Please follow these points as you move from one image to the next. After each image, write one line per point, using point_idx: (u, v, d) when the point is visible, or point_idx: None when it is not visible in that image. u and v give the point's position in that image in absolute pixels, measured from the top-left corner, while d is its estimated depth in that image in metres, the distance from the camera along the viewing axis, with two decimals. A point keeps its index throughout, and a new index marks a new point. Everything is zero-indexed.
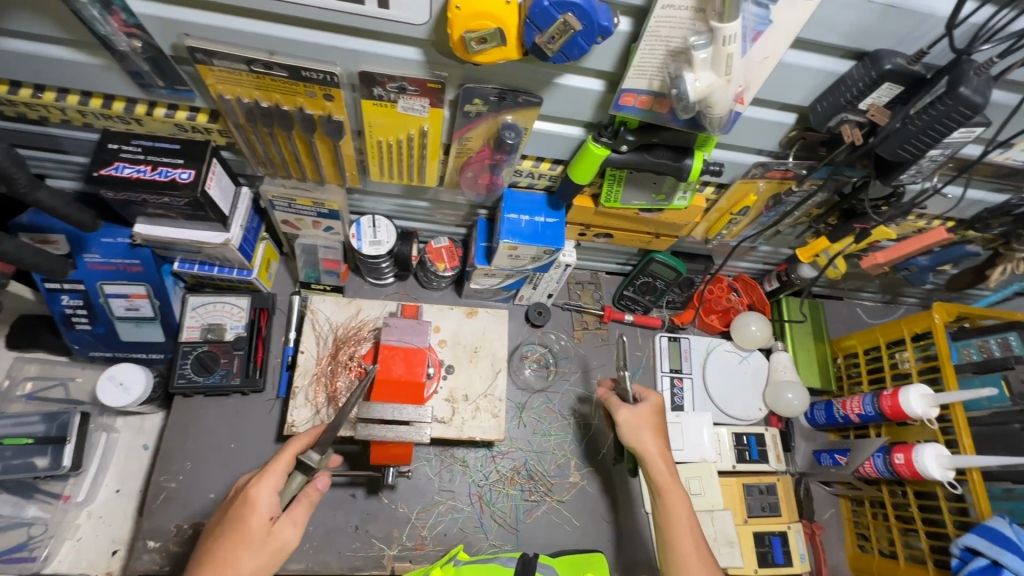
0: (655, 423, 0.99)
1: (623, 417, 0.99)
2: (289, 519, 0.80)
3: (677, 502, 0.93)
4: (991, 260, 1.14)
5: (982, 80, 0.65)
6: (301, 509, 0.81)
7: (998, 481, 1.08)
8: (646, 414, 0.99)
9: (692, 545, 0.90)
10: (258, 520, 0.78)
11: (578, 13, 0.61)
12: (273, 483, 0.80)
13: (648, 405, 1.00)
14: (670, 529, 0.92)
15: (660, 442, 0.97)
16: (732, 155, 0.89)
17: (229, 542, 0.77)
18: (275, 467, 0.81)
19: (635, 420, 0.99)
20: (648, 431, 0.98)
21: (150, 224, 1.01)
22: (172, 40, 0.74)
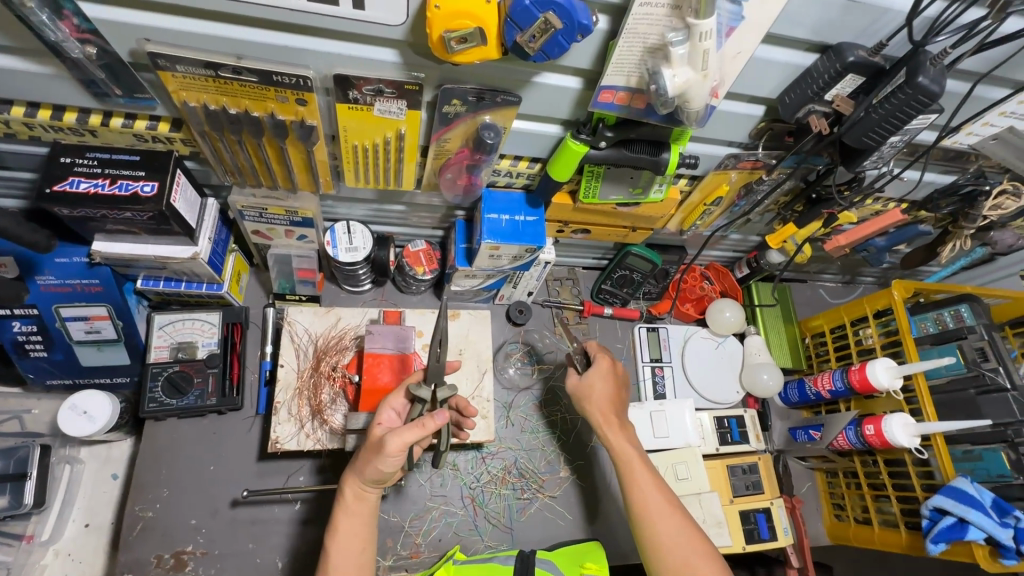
0: (603, 383, 1.06)
1: (573, 383, 1.08)
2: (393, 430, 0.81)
3: (622, 443, 0.99)
4: (942, 238, 1.21)
5: (937, 70, 0.69)
6: (409, 430, 0.80)
7: (958, 444, 1.15)
8: (592, 376, 1.07)
9: (647, 479, 0.95)
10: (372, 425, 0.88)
11: (559, 12, 0.61)
12: (395, 403, 0.92)
13: (597, 367, 1.08)
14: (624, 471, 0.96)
15: (605, 398, 1.05)
16: (705, 147, 0.92)
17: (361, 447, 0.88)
18: (401, 391, 0.93)
19: (583, 385, 1.07)
20: (595, 390, 1.06)
21: (109, 241, 0.96)
22: (130, 46, 0.70)
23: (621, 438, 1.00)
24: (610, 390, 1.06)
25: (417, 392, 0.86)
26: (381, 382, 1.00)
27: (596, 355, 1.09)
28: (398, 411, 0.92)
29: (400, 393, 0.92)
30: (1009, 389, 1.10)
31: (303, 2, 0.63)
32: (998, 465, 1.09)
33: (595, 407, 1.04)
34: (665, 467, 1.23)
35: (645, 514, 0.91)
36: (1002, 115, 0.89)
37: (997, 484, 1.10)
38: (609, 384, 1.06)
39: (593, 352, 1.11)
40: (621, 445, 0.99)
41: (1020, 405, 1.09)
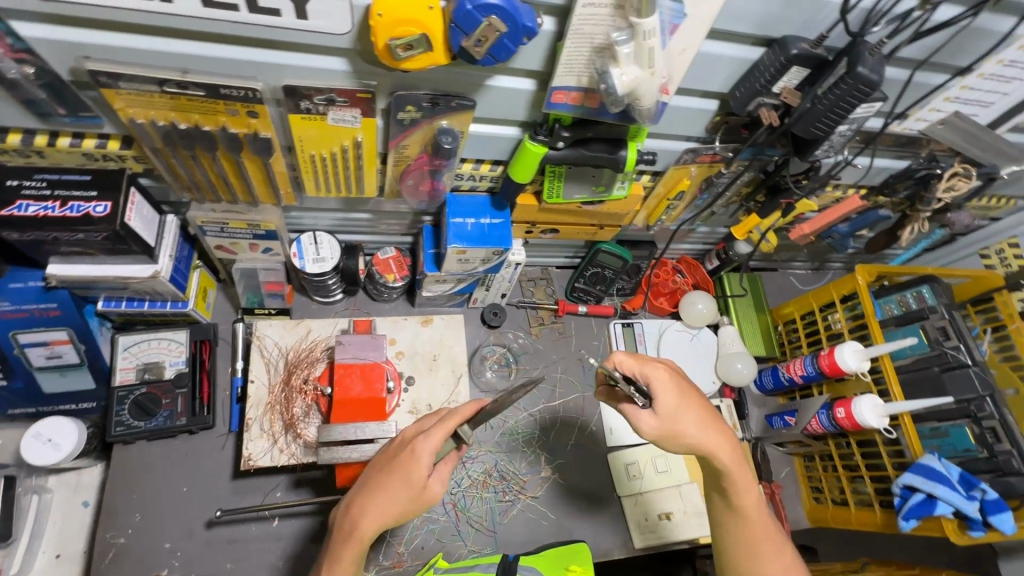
0: (681, 404, 0.82)
1: (649, 425, 0.82)
2: (438, 477, 0.82)
3: (722, 448, 0.82)
4: (901, 222, 1.24)
5: (876, 59, 0.71)
6: (447, 468, 0.83)
7: (925, 421, 1.18)
8: (665, 404, 0.82)
9: (752, 503, 0.85)
10: (418, 474, 0.78)
11: (501, 15, 0.61)
12: (434, 444, 0.79)
13: (661, 392, 0.82)
14: (731, 490, 0.85)
15: (696, 418, 0.82)
16: (663, 143, 0.93)
17: (395, 488, 0.78)
18: (441, 429, 0.79)
19: (662, 417, 0.82)
20: (678, 419, 0.81)
21: (65, 264, 0.93)
22: (70, 63, 0.68)
23: (723, 445, 0.83)
24: (689, 403, 0.82)
25: (464, 432, 0.82)
26: (355, 393, 0.99)
27: (649, 376, 0.82)
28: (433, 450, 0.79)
29: (438, 427, 0.79)
30: (970, 365, 1.13)
31: (245, 14, 0.62)
32: (963, 439, 1.13)
33: (691, 432, 0.81)
34: (644, 460, 1.25)
35: (750, 546, 0.86)
36: (949, 99, 0.92)
37: (964, 458, 1.13)
38: (682, 395, 0.83)
39: (640, 373, 0.83)
40: (729, 458, 0.83)
41: (982, 380, 1.12)
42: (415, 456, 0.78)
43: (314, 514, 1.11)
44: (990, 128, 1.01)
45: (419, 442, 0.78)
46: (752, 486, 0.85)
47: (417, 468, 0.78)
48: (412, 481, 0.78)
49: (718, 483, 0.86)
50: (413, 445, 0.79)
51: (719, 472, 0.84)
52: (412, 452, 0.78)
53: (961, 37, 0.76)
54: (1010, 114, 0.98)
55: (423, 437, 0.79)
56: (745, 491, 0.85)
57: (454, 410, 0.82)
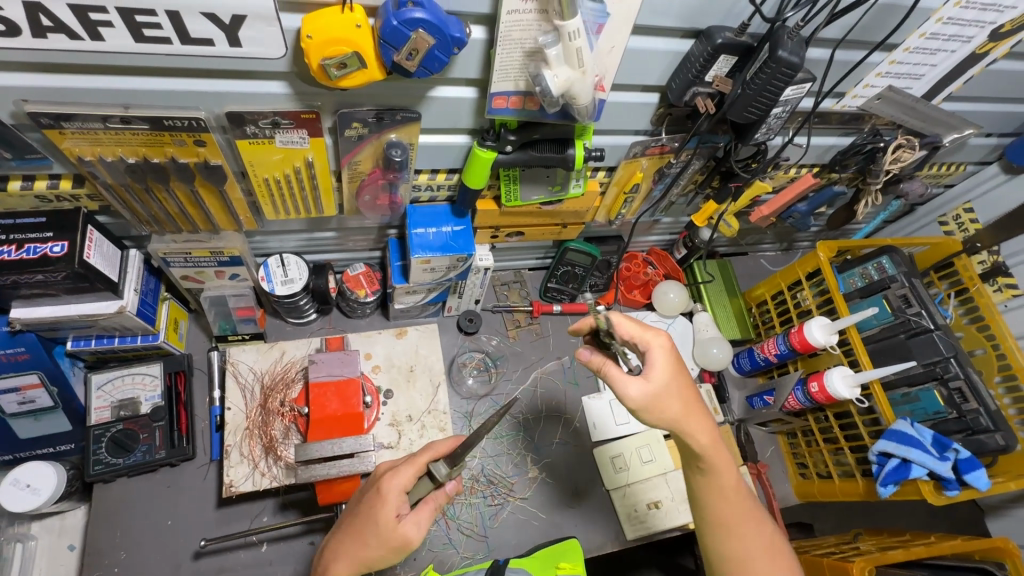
0: (669, 379, 0.80)
1: (634, 394, 0.79)
2: (413, 520, 0.80)
3: (702, 431, 0.83)
4: (856, 196, 1.27)
5: (796, 43, 0.75)
6: (425, 511, 0.82)
7: (896, 388, 1.21)
8: (658, 375, 0.80)
9: (731, 486, 0.86)
10: (388, 513, 0.79)
11: (428, 28, 0.62)
12: (404, 481, 0.82)
13: (655, 362, 0.80)
14: (707, 471, 0.86)
15: (682, 400, 0.81)
16: (611, 139, 0.95)
17: (362, 530, 0.80)
18: (411, 465, 0.83)
19: (651, 388, 0.80)
20: (666, 394, 0.80)
21: (29, 307, 0.93)
22: (10, 108, 0.69)
23: (700, 429, 0.83)
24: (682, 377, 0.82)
25: (434, 468, 0.82)
26: (331, 410, 0.98)
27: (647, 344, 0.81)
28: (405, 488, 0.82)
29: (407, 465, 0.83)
30: (933, 329, 1.15)
31: (179, 46, 0.64)
32: (932, 402, 1.16)
33: (669, 414, 0.81)
34: (629, 452, 1.27)
35: (733, 527, 0.87)
36: (880, 75, 0.96)
37: (935, 421, 1.16)
38: (674, 372, 0.81)
39: (638, 338, 0.82)
40: (704, 441, 0.83)
41: (946, 343, 1.14)
42: (382, 496, 0.80)
43: (302, 534, 1.11)
44: (926, 99, 1.04)
45: (389, 479, 0.81)
46: (731, 466, 0.86)
47: (382, 507, 0.80)
48: (381, 522, 0.79)
49: (695, 465, 0.86)
50: (381, 483, 0.81)
51: (693, 453, 0.85)
52: (380, 492, 0.80)
53: (876, 12, 0.80)
54: (942, 84, 1.02)
55: (394, 475, 0.82)
56: (723, 471, 0.85)
57: (429, 447, 0.86)
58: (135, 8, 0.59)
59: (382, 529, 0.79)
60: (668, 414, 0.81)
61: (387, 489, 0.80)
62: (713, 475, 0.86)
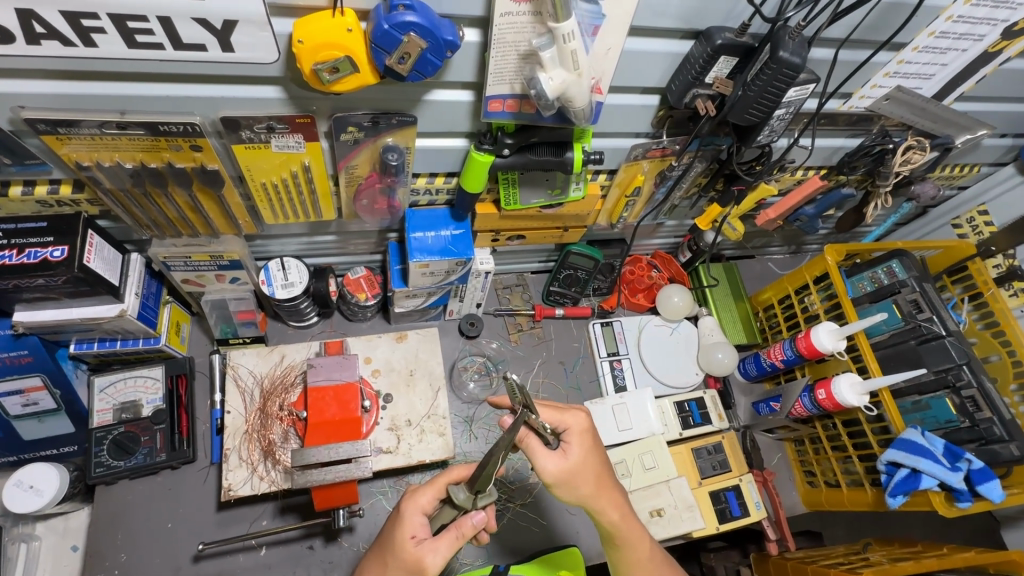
0: (585, 457, 0.82)
1: (549, 469, 0.80)
2: (432, 546, 0.76)
3: (608, 508, 0.83)
4: (865, 199, 1.24)
5: (798, 42, 0.74)
6: (447, 540, 0.76)
7: (906, 396, 1.18)
8: (572, 454, 0.81)
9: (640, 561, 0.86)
10: (403, 535, 0.76)
11: (420, 31, 0.62)
12: (423, 503, 0.79)
13: (577, 443, 0.82)
14: (623, 546, 0.86)
15: (593, 478, 0.82)
16: (611, 142, 0.94)
17: (384, 554, 0.77)
18: (432, 488, 0.81)
19: (566, 465, 0.80)
20: (581, 473, 0.81)
21: (32, 310, 0.94)
22: (7, 115, 0.70)
23: (610, 506, 0.83)
24: (593, 458, 0.83)
25: (452, 492, 0.77)
26: (329, 415, 0.97)
27: (565, 421, 0.83)
28: (426, 511, 0.79)
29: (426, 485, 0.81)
30: (945, 335, 1.13)
31: (172, 51, 0.64)
32: (945, 411, 1.13)
33: (575, 495, 0.82)
34: (631, 458, 1.23)
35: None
36: (888, 75, 0.94)
37: (947, 430, 1.13)
38: (591, 454, 0.82)
39: (557, 419, 0.83)
40: (615, 518, 0.84)
41: (958, 349, 1.11)
42: (399, 517, 0.79)
43: (301, 539, 1.11)
44: (936, 99, 1.02)
45: (408, 500, 0.80)
46: (644, 541, 0.86)
47: (399, 530, 0.77)
48: (396, 542, 0.77)
49: (610, 539, 0.86)
50: (401, 506, 0.80)
51: (607, 532, 0.85)
52: (400, 512, 0.79)
53: (881, 11, 0.78)
54: (952, 83, 0.99)
55: (418, 492, 0.80)
56: (632, 545, 0.85)
57: (446, 470, 0.84)
58: (126, 14, 0.59)
59: (390, 550, 0.77)
60: (569, 494, 0.81)
61: (403, 510, 0.79)
62: (627, 550, 0.86)
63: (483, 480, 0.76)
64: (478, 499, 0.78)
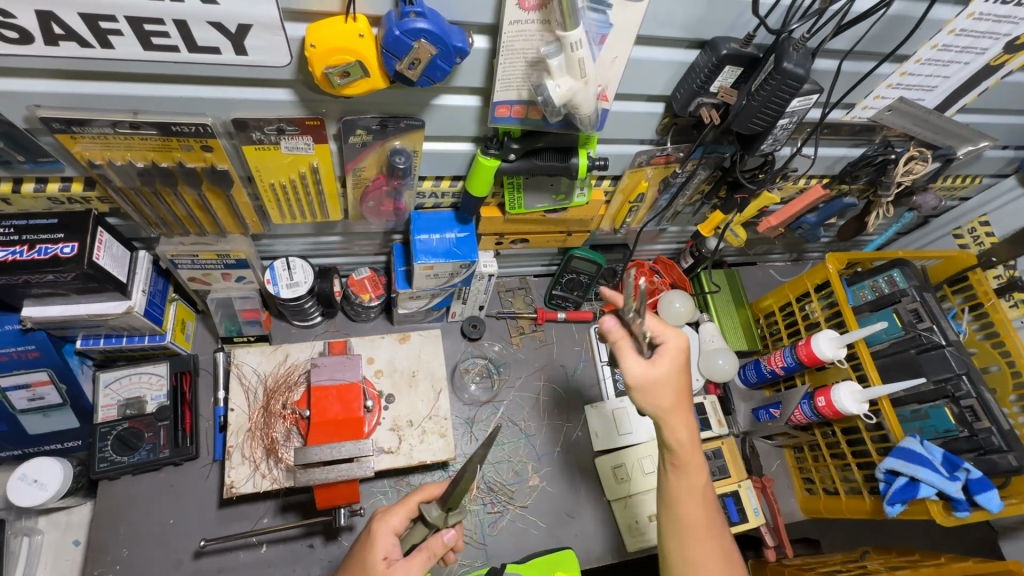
0: (671, 373, 0.82)
1: (637, 372, 0.81)
2: (402, 567, 0.77)
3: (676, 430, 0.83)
4: (867, 208, 1.25)
5: (801, 54, 0.75)
6: (418, 559, 0.78)
7: (906, 404, 1.19)
8: (661, 365, 0.82)
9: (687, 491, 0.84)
10: (374, 556, 0.78)
11: (431, 38, 0.63)
12: (394, 523, 0.81)
13: (669, 356, 0.82)
14: (681, 472, 0.85)
15: (674, 392, 0.82)
16: (615, 148, 0.95)
17: (354, 573, 0.79)
18: (404, 507, 0.83)
19: (650, 372, 0.81)
20: (664, 385, 0.82)
21: (41, 306, 0.95)
22: (23, 113, 0.71)
23: (680, 426, 0.83)
24: (678, 377, 0.83)
25: (425, 509, 0.78)
26: (331, 415, 0.98)
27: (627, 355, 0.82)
28: (397, 531, 0.81)
29: (398, 504, 0.83)
30: (945, 345, 1.13)
31: (186, 54, 0.65)
32: (943, 420, 1.13)
33: (653, 405, 0.82)
34: (630, 463, 1.24)
35: (688, 531, 0.84)
36: (891, 86, 0.95)
37: (945, 439, 1.14)
38: (678, 372, 0.83)
39: (658, 333, 0.83)
40: (684, 439, 0.83)
41: (958, 359, 1.12)
42: (372, 537, 0.81)
43: (302, 537, 1.12)
44: (938, 111, 1.02)
45: (379, 521, 0.81)
46: (702, 471, 0.85)
47: (371, 550, 0.79)
48: (367, 563, 0.78)
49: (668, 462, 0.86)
50: (373, 526, 0.82)
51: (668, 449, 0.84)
52: (372, 533, 0.81)
53: (885, 24, 0.79)
54: (955, 95, 1.00)
55: (388, 514, 0.82)
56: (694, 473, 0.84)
57: (420, 488, 0.85)
58: (143, 16, 0.60)
59: (360, 568, 0.78)
60: (648, 402, 0.83)
61: (375, 527, 0.81)
62: (682, 476, 0.85)
63: (455, 498, 0.75)
64: (447, 514, 0.78)
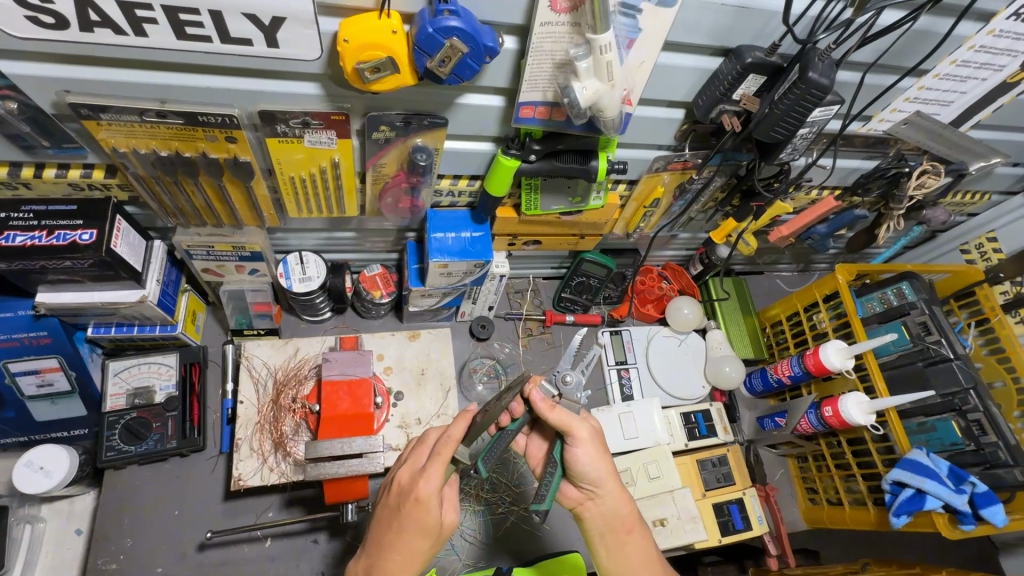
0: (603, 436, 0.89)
1: (584, 434, 0.86)
2: (448, 505, 0.84)
3: (617, 504, 0.89)
4: (878, 220, 1.25)
5: (826, 64, 0.75)
6: (451, 490, 0.85)
7: (912, 417, 1.19)
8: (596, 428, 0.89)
9: (640, 564, 0.88)
10: (432, 516, 0.79)
11: (463, 36, 0.63)
12: (438, 482, 0.79)
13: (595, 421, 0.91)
14: (627, 534, 0.89)
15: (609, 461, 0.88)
16: (634, 152, 0.96)
17: (405, 533, 0.79)
18: (438, 463, 0.80)
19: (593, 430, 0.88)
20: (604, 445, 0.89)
21: (55, 292, 0.95)
22: (51, 98, 0.71)
23: (619, 490, 0.89)
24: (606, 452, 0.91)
25: (460, 454, 0.82)
26: (342, 409, 0.98)
27: (573, 427, 0.85)
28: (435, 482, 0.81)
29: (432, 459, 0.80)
30: (953, 358, 1.13)
31: (218, 45, 0.65)
32: (950, 433, 1.14)
33: (598, 469, 0.87)
34: (635, 467, 1.22)
35: None
36: (908, 100, 0.96)
37: (951, 452, 1.14)
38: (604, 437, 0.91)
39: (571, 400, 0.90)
40: (623, 500, 0.89)
41: (966, 373, 1.12)
42: (422, 503, 0.78)
43: (306, 532, 1.11)
44: (954, 125, 1.03)
45: (423, 484, 0.79)
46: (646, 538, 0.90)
47: (426, 513, 0.79)
48: (428, 523, 0.79)
49: (614, 533, 0.89)
50: (419, 492, 0.78)
51: (615, 517, 0.89)
52: (421, 500, 0.78)
53: (908, 38, 0.80)
54: (971, 111, 1.01)
55: (424, 480, 0.79)
56: (639, 538, 0.89)
57: (444, 438, 0.81)
58: (179, 6, 0.61)
59: (419, 530, 0.79)
60: (593, 466, 0.86)
61: (423, 493, 0.78)
62: (633, 539, 0.89)
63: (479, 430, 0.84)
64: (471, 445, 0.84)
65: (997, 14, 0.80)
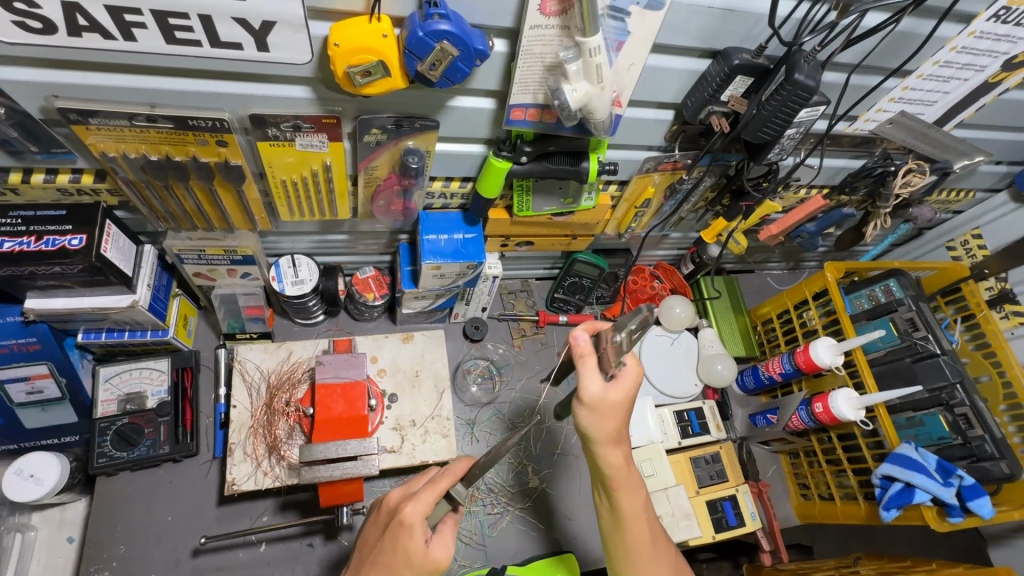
0: (624, 401, 0.80)
1: (592, 392, 0.78)
2: (440, 541, 0.78)
3: (610, 462, 0.82)
4: (865, 219, 1.27)
5: (811, 66, 0.76)
6: (450, 531, 0.79)
7: (901, 412, 1.21)
8: (614, 394, 0.79)
9: (631, 514, 0.85)
10: (415, 543, 0.76)
11: (453, 40, 0.63)
12: (425, 509, 0.77)
13: (619, 388, 0.79)
14: (617, 491, 0.84)
15: (616, 419, 0.80)
16: (625, 154, 0.97)
17: (387, 555, 0.77)
18: (432, 489, 0.78)
19: (606, 398, 0.79)
20: (614, 411, 0.80)
21: (44, 298, 0.94)
22: (39, 102, 0.71)
23: (614, 450, 0.82)
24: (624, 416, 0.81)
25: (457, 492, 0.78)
26: (336, 412, 0.97)
27: (583, 387, 0.79)
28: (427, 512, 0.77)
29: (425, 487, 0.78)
30: (939, 354, 1.16)
31: (208, 49, 0.65)
32: (938, 427, 1.15)
33: (598, 428, 0.80)
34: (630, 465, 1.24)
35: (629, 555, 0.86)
36: (893, 100, 0.97)
37: (939, 446, 1.16)
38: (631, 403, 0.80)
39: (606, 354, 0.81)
40: (617, 460, 0.82)
41: (952, 368, 1.14)
42: (406, 527, 0.76)
43: (301, 535, 1.11)
44: (938, 125, 1.05)
45: (410, 506, 0.77)
46: (638, 490, 0.85)
47: (408, 538, 0.76)
48: (410, 550, 0.76)
49: (604, 483, 0.85)
50: (405, 513, 0.76)
51: (603, 474, 0.84)
52: (405, 522, 0.76)
53: (892, 39, 0.82)
54: (954, 110, 1.02)
55: (412, 502, 0.77)
56: (631, 496, 0.85)
57: (445, 469, 0.80)
58: (169, 11, 0.60)
59: (400, 554, 0.76)
60: (597, 423, 0.80)
61: (408, 515, 0.76)
62: (626, 496, 0.85)
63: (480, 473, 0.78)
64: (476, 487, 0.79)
65: (978, 15, 0.82)
